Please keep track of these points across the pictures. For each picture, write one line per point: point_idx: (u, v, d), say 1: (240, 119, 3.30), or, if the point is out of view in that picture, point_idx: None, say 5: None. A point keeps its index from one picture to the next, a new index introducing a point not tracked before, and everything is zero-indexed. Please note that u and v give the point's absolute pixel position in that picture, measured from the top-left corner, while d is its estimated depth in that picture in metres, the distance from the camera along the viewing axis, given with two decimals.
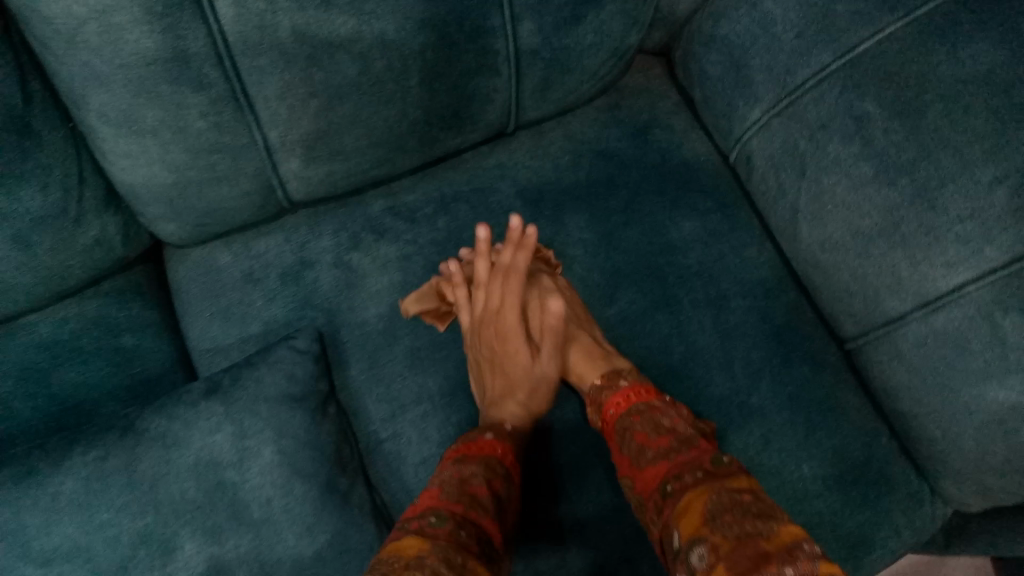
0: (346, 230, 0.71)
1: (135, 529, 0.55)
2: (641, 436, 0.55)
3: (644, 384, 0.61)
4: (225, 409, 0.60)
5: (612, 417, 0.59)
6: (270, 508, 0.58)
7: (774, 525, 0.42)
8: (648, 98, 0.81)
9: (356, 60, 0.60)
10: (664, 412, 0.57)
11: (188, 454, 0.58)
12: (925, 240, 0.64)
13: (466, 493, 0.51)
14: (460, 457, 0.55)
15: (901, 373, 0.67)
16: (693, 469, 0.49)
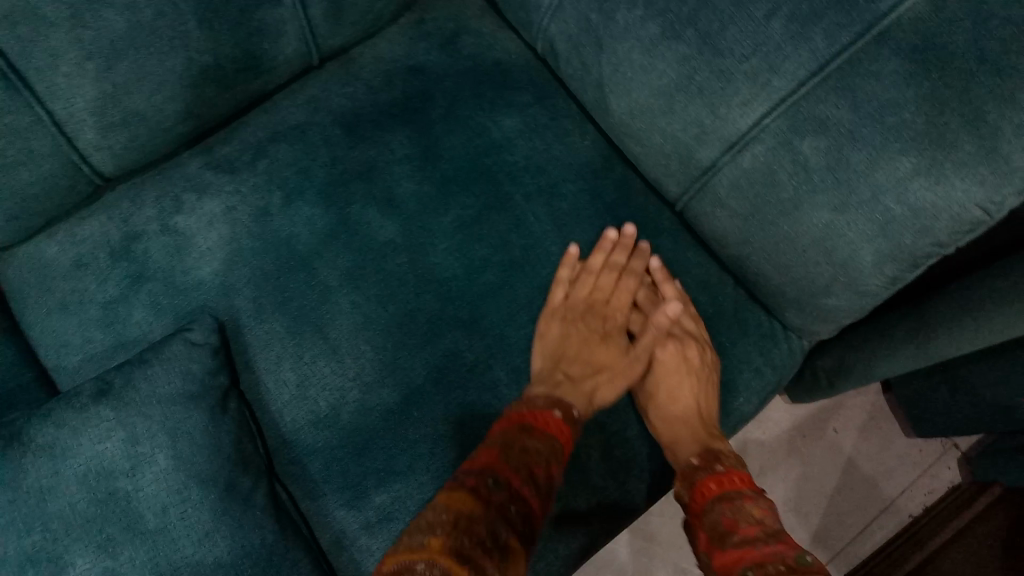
0: (167, 194, 0.72)
1: (22, 548, 0.54)
2: (720, 516, 0.57)
3: (739, 474, 0.61)
4: (116, 414, 0.59)
5: (705, 491, 0.60)
6: (165, 517, 0.57)
7: None
8: (452, 7, 0.80)
9: (124, 14, 0.61)
10: (755, 502, 0.58)
11: (76, 464, 0.57)
12: (718, 83, 0.63)
13: (529, 467, 0.58)
14: (530, 426, 0.61)
15: (726, 219, 0.69)
16: (778, 562, 0.50)
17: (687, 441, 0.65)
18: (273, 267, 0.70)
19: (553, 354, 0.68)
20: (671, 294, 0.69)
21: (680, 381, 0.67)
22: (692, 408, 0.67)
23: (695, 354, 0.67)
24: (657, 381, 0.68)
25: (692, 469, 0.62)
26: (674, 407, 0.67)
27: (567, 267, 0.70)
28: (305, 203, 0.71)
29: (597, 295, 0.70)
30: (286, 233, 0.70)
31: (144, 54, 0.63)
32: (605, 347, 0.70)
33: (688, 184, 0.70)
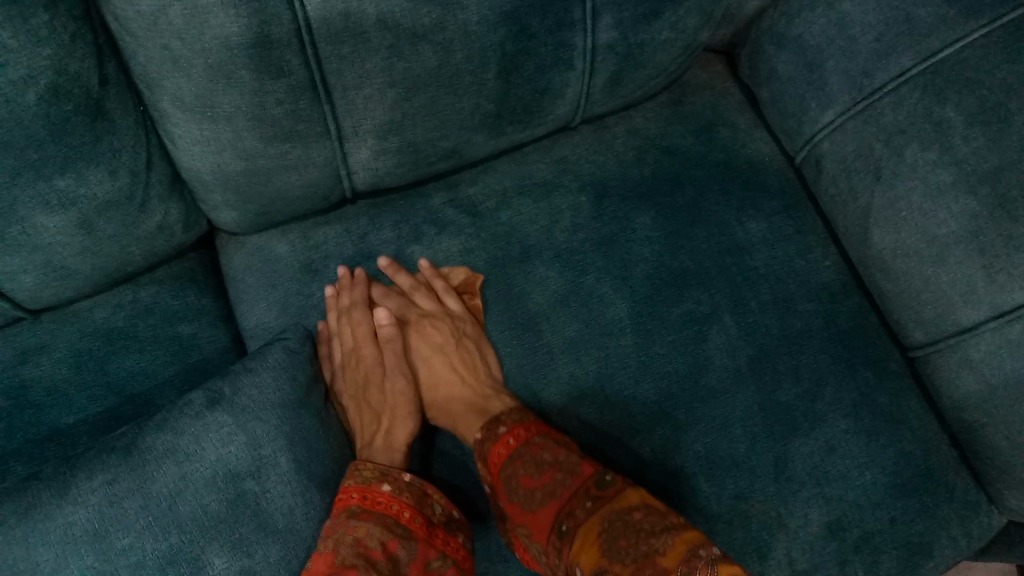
0: (407, 222, 0.73)
1: (161, 551, 0.52)
2: (514, 473, 0.59)
3: (522, 422, 0.62)
4: (234, 419, 0.58)
5: (498, 461, 0.60)
6: (292, 517, 0.56)
7: (669, 536, 0.50)
8: (710, 95, 0.80)
9: (436, 50, 0.61)
10: (543, 447, 0.60)
11: (202, 467, 0.55)
12: (1002, 248, 0.61)
13: (364, 556, 0.54)
14: (358, 509, 0.56)
15: (970, 382, 0.66)
16: (583, 503, 0.56)
17: (468, 415, 0.65)
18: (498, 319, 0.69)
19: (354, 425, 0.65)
20: (437, 285, 0.70)
21: (442, 377, 0.68)
22: (456, 372, 0.68)
23: (434, 327, 0.69)
24: (435, 400, 0.68)
25: (482, 445, 0.61)
26: (443, 399, 0.68)
27: (334, 306, 0.69)
28: (540, 262, 0.71)
29: (346, 357, 0.68)
30: (516, 289, 0.70)
31: (439, 94, 0.64)
32: (375, 386, 0.66)
33: (936, 337, 0.68)
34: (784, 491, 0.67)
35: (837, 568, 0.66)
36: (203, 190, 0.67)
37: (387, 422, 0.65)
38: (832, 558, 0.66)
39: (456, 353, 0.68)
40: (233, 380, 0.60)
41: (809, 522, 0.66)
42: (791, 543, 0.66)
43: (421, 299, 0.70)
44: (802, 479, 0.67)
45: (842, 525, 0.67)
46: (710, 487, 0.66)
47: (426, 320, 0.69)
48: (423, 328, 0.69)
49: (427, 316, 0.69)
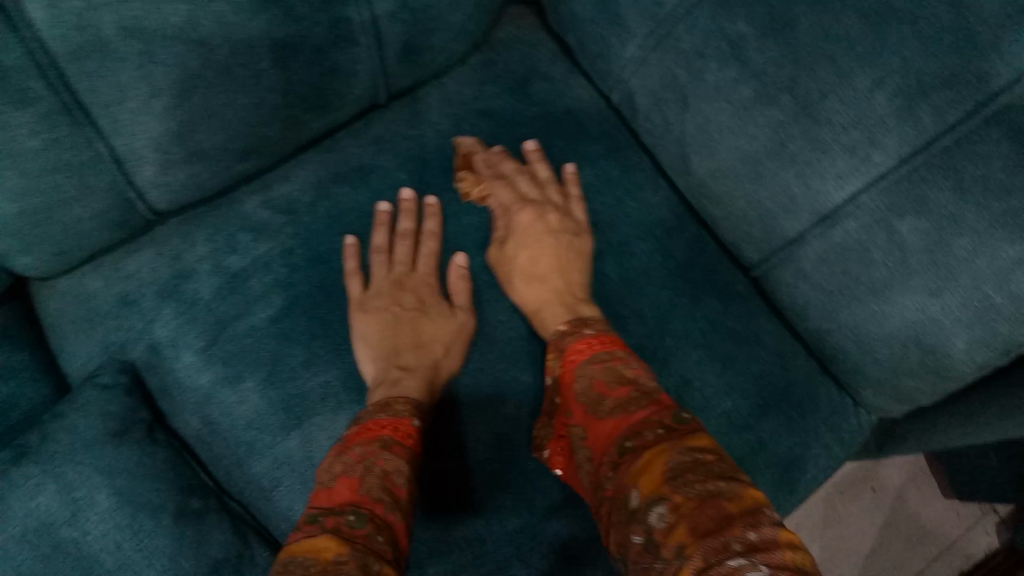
0: (222, 234, 0.69)
1: None
2: (591, 382, 0.55)
3: (609, 335, 0.59)
4: (42, 469, 0.57)
5: (573, 362, 0.57)
6: (121, 552, 0.56)
7: (737, 486, 0.42)
8: (523, 47, 0.77)
9: (195, 50, 0.57)
10: (629, 362, 0.55)
11: (12, 526, 0.55)
12: (813, 154, 0.61)
13: (390, 492, 0.50)
14: (391, 440, 0.54)
15: (807, 291, 0.67)
16: (654, 426, 0.48)
17: (553, 308, 0.64)
18: (333, 317, 0.67)
19: (385, 351, 0.63)
20: (544, 173, 0.71)
21: (540, 244, 0.67)
22: (560, 241, 0.67)
23: (556, 219, 0.68)
24: (524, 270, 0.67)
25: (561, 339, 0.60)
26: (546, 270, 0.66)
27: (384, 222, 0.68)
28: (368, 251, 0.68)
29: (399, 276, 0.67)
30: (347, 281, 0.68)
31: (215, 94, 0.60)
32: (431, 318, 0.66)
33: (769, 253, 0.68)
34: None
35: None
36: None
37: (443, 342, 0.65)
38: None
39: (577, 250, 0.68)
40: (42, 430, 0.60)
41: None
42: None
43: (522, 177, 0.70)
44: None
45: None
46: None
47: (540, 204, 0.69)
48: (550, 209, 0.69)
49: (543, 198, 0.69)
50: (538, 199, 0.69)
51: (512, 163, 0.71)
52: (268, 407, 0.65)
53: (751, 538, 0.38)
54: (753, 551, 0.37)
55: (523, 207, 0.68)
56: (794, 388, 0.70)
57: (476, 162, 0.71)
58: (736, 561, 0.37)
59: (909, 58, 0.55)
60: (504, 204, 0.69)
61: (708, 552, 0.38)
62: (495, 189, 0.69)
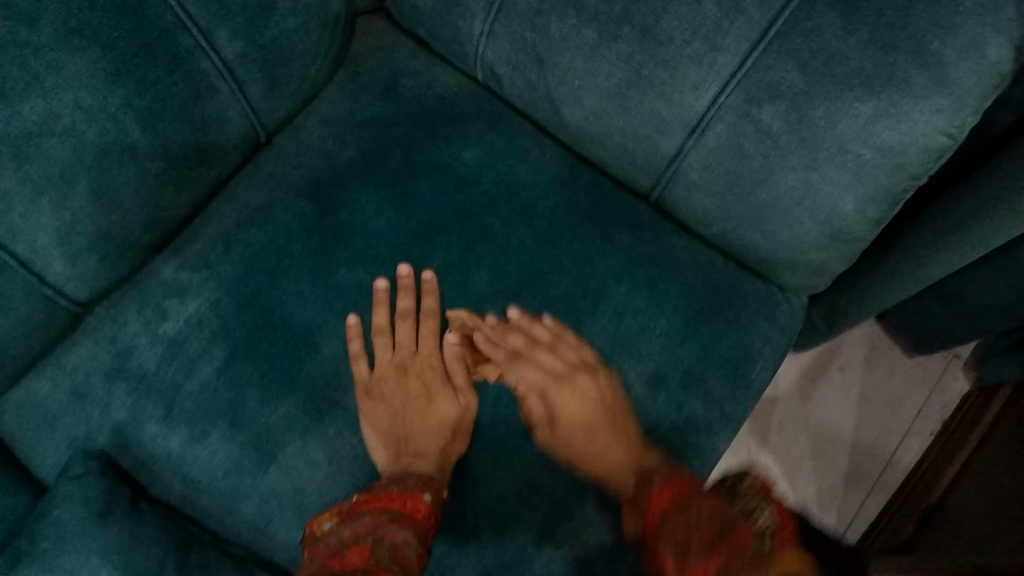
0: (148, 306, 0.71)
1: None
2: (674, 526, 0.56)
3: (678, 477, 0.61)
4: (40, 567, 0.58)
5: (655, 516, 0.59)
6: None
7: None
8: (382, 54, 0.80)
9: (66, 139, 0.59)
10: (706, 501, 0.58)
11: None
12: (666, 73, 0.64)
13: (397, 562, 0.54)
14: (400, 514, 0.58)
15: (702, 200, 0.71)
16: (744, 564, 0.50)
17: (620, 471, 0.64)
18: (275, 351, 0.68)
19: (392, 437, 0.67)
20: (545, 334, 0.69)
21: (595, 431, 0.66)
22: (591, 408, 0.66)
23: (593, 391, 0.67)
24: (569, 427, 0.66)
25: (642, 497, 0.61)
26: (599, 451, 0.65)
27: (382, 300, 0.69)
28: (290, 280, 0.71)
29: (400, 359, 0.69)
30: (277, 314, 0.70)
31: (99, 174, 0.62)
32: (440, 404, 0.68)
33: (659, 176, 0.72)
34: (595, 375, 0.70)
35: (671, 413, 0.70)
36: None
37: (451, 425, 0.67)
38: (665, 407, 0.70)
39: (610, 409, 0.67)
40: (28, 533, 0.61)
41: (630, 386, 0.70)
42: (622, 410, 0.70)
43: (514, 338, 0.68)
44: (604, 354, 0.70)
45: (662, 374, 0.71)
46: (530, 402, 0.69)
47: (574, 377, 0.67)
48: (577, 377, 0.67)
49: (570, 365, 0.67)
50: (566, 371, 0.67)
51: (494, 323, 0.69)
52: (240, 451, 0.67)
53: None
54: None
55: (562, 390, 0.67)
56: (718, 293, 0.73)
57: (477, 340, 0.68)
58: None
59: None
60: (535, 387, 0.67)
61: None
62: (519, 372, 0.67)
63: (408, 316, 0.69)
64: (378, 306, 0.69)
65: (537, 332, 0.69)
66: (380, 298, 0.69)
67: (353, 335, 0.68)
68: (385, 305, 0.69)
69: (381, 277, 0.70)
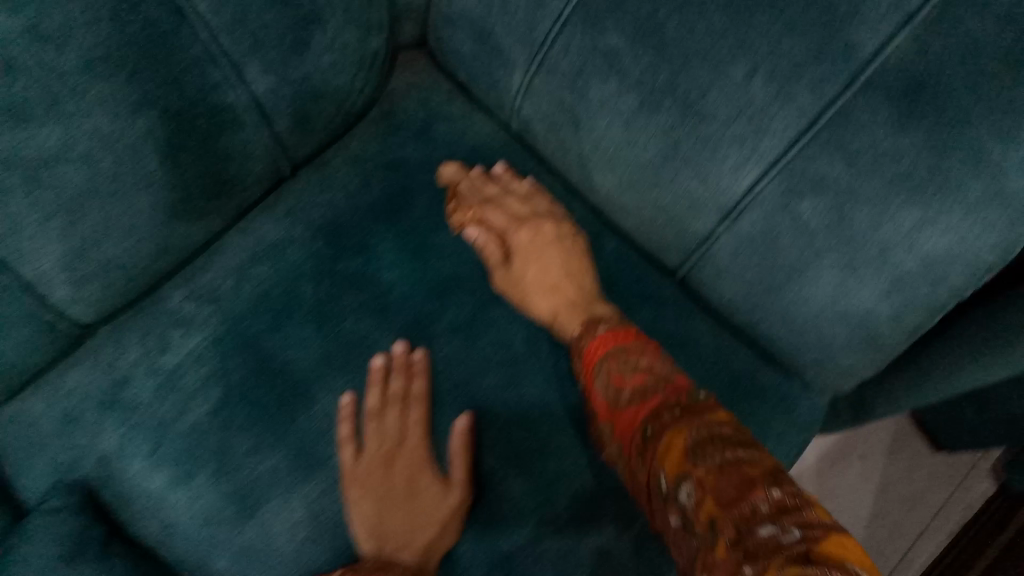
0: (152, 333, 0.69)
1: None
2: (608, 378, 0.57)
3: (622, 329, 0.61)
4: None
5: (591, 360, 0.60)
6: None
7: (754, 453, 0.45)
8: (419, 95, 0.78)
9: (80, 168, 0.57)
10: (641, 354, 0.58)
11: None
12: (705, 152, 0.61)
13: None
14: None
15: (729, 286, 0.68)
16: (669, 408, 0.51)
17: (573, 313, 0.65)
18: (272, 398, 0.66)
19: (375, 528, 0.61)
20: (521, 189, 0.72)
21: (545, 255, 0.67)
22: (542, 237, 0.68)
23: (551, 227, 0.69)
24: (524, 271, 0.67)
25: (579, 341, 0.62)
26: (549, 280, 0.66)
27: (377, 379, 0.67)
28: (295, 325, 0.69)
29: (386, 445, 0.64)
30: (280, 359, 0.68)
31: (112, 203, 0.60)
32: (426, 497, 0.62)
33: (688, 255, 0.69)
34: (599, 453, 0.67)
35: None
36: None
37: (437, 521, 0.62)
38: None
39: (572, 256, 0.68)
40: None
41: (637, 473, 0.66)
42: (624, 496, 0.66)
43: (489, 187, 0.72)
44: None
45: None
46: (523, 480, 0.65)
47: (535, 220, 0.69)
48: (545, 226, 0.68)
49: (536, 212, 0.70)
50: (528, 216, 0.69)
51: (478, 173, 0.74)
52: (224, 496, 0.64)
53: (775, 494, 0.41)
54: (783, 514, 0.39)
55: (520, 229, 0.68)
56: (739, 382, 0.70)
57: (459, 190, 0.73)
58: (792, 539, 0.38)
59: (777, 40, 0.55)
60: (498, 227, 0.69)
61: (736, 522, 0.41)
62: (485, 212, 0.70)
63: (398, 398, 0.66)
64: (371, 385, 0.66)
65: (513, 186, 0.72)
66: (375, 376, 0.67)
67: (344, 418, 0.65)
68: (378, 385, 0.66)
69: (378, 355, 0.67)
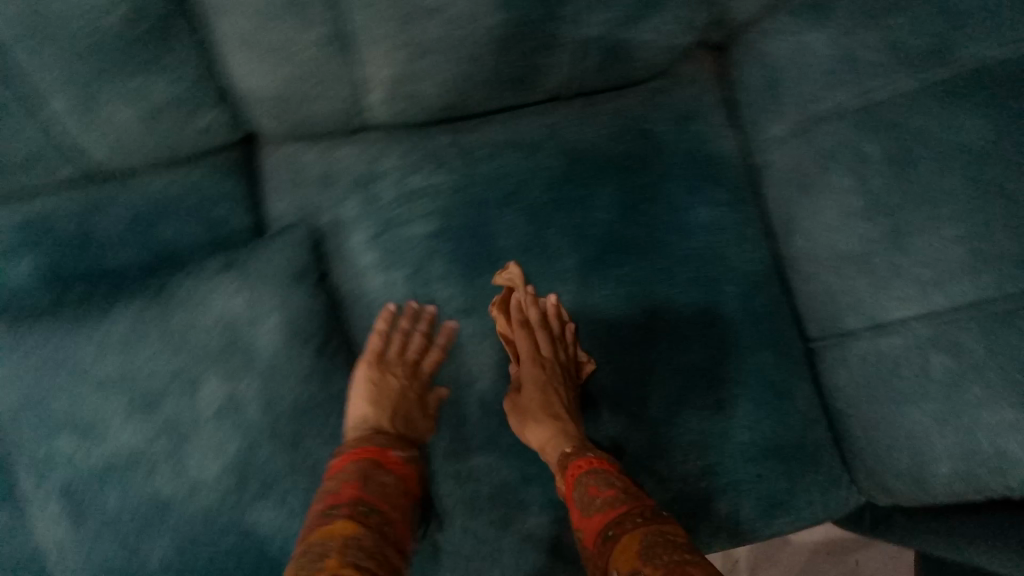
0: (411, 156, 0.87)
1: (172, 366, 0.75)
2: (588, 488, 0.66)
3: (605, 457, 0.71)
4: (240, 280, 0.79)
5: (572, 475, 0.69)
6: (272, 361, 0.77)
7: (698, 557, 0.54)
8: (695, 89, 0.89)
9: (447, 25, 0.73)
10: (617, 475, 0.67)
11: (211, 311, 0.77)
12: (887, 271, 0.72)
13: (381, 504, 0.63)
14: (379, 462, 0.68)
15: (842, 376, 0.80)
16: (632, 518, 0.60)
17: (557, 441, 0.74)
18: (471, 252, 0.84)
19: (377, 400, 0.74)
20: (558, 331, 0.81)
21: (551, 395, 0.76)
22: (539, 370, 0.77)
23: (563, 354, 0.80)
24: (524, 404, 0.76)
25: (567, 457, 0.71)
26: (539, 433, 0.75)
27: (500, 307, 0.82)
28: (513, 210, 0.85)
29: (408, 361, 0.80)
30: (489, 229, 0.84)
31: (447, 59, 0.76)
32: (419, 418, 0.78)
33: (828, 334, 0.81)
34: (665, 435, 0.81)
35: (698, 504, 0.80)
36: (246, 107, 0.82)
37: (417, 427, 0.77)
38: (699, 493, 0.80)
39: (554, 377, 0.78)
40: (246, 253, 0.81)
41: (687, 465, 0.80)
42: (667, 476, 0.80)
43: (533, 312, 0.80)
44: (684, 428, 0.81)
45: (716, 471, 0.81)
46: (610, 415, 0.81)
47: (550, 364, 0.78)
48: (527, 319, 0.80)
49: (530, 351, 0.78)
50: (546, 358, 0.78)
51: (518, 274, 0.82)
52: (395, 300, 0.83)
53: None
54: None
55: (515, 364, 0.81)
56: (803, 447, 0.82)
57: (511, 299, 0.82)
58: None
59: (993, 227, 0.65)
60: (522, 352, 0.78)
61: None
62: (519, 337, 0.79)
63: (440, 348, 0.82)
64: (420, 316, 0.82)
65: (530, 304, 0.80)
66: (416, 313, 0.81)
67: (376, 331, 0.79)
68: (422, 319, 0.82)
69: (426, 302, 0.83)
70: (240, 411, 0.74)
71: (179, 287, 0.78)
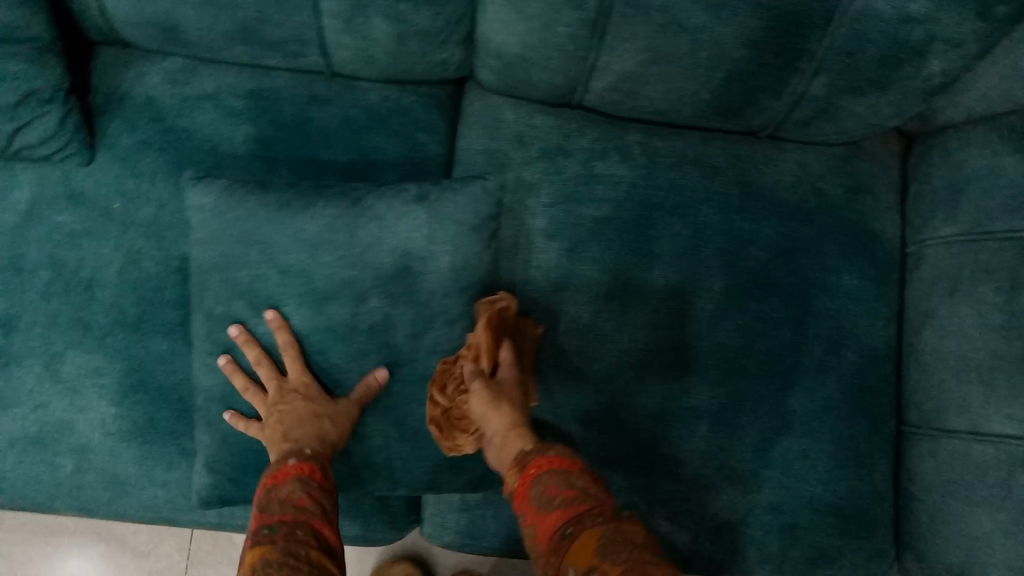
0: (604, 143, 0.94)
1: (347, 275, 0.80)
2: (545, 487, 0.64)
3: (569, 455, 0.67)
4: (427, 216, 0.80)
5: (531, 475, 0.66)
6: (434, 297, 0.81)
7: (657, 562, 0.54)
8: (876, 167, 0.96)
9: (690, 41, 0.79)
10: (580, 474, 0.64)
11: (392, 237, 0.80)
12: (1006, 390, 0.78)
13: (290, 505, 0.65)
14: (272, 483, 0.68)
15: (927, 466, 0.87)
16: (591, 517, 0.59)
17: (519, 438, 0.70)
18: (631, 245, 0.91)
19: (281, 431, 0.74)
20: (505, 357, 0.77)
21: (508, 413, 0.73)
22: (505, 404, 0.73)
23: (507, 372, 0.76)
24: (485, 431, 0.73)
25: (526, 456, 0.68)
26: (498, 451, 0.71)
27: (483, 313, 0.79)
28: (681, 222, 0.92)
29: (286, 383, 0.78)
30: (653, 229, 0.91)
31: (677, 71, 0.83)
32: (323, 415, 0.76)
33: (926, 427, 0.88)
34: (748, 461, 0.88)
35: (755, 527, 0.88)
36: (482, 53, 0.89)
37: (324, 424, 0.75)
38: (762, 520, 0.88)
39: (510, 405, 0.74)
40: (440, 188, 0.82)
41: (758, 491, 0.88)
42: (739, 497, 0.88)
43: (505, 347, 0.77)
44: (766, 461, 0.88)
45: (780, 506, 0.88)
46: (706, 429, 0.88)
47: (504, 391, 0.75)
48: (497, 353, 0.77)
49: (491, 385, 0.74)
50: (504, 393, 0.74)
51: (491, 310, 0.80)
52: (555, 265, 0.90)
53: None
54: None
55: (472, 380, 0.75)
56: (864, 512, 0.89)
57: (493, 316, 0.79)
58: None
59: None
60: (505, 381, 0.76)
61: None
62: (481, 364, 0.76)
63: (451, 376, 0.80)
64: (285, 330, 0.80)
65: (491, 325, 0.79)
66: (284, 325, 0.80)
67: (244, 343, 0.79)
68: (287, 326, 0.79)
69: (269, 309, 0.80)
70: (392, 331, 0.80)
71: (373, 203, 0.81)
